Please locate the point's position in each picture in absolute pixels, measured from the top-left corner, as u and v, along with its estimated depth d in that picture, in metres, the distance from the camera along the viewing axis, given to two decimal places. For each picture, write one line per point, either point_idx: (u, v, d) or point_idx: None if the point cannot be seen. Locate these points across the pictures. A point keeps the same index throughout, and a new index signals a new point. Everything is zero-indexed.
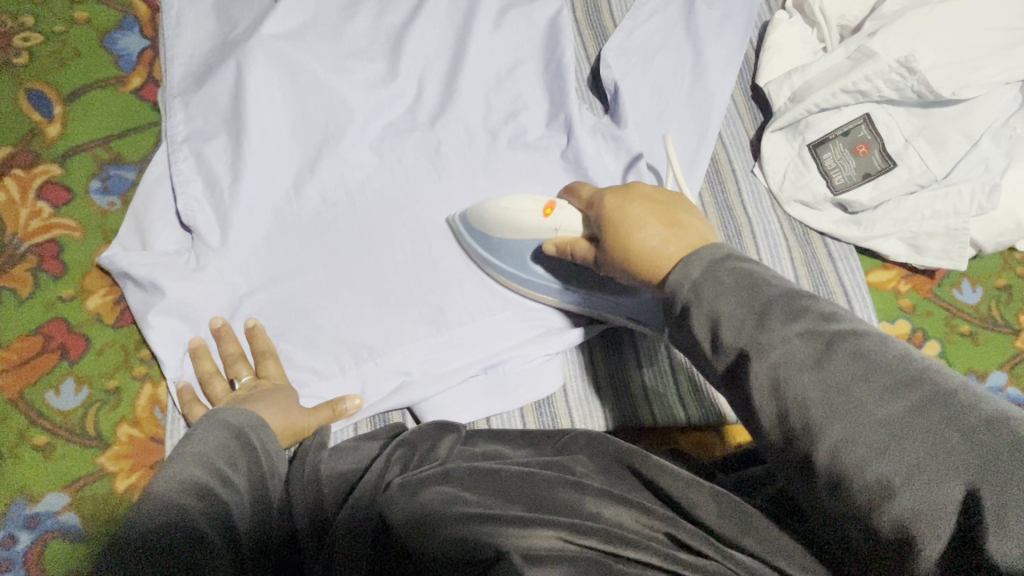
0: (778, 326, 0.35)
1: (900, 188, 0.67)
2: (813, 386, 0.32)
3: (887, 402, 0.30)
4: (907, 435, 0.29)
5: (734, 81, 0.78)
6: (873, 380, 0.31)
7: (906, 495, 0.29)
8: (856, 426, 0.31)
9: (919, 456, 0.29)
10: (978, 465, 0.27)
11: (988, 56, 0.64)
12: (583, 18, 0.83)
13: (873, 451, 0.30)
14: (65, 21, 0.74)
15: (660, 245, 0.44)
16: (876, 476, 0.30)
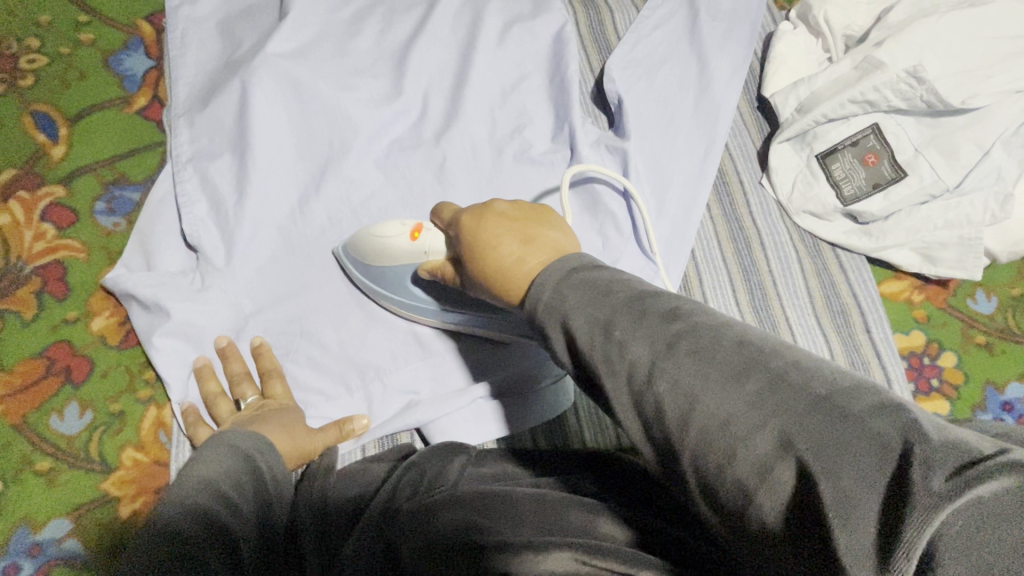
0: (621, 334, 0.32)
1: (911, 198, 0.66)
2: (663, 393, 0.29)
3: (727, 398, 0.27)
4: (749, 432, 0.26)
5: (740, 93, 0.78)
6: (714, 376, 0.28)
7: (762, 499, 0.25)
8: (704, 431, 0.27)
9: (763, 454, 0.25)
10: (819, 449, 0.24)
11: (998, 65, 0.63)
12: (587, 32, 0.83)
13: (722, 454, 0.26)
14: (71, 43, 0.74)
15: (513, 260, 0.40)
16: (731, 484, 0.26)
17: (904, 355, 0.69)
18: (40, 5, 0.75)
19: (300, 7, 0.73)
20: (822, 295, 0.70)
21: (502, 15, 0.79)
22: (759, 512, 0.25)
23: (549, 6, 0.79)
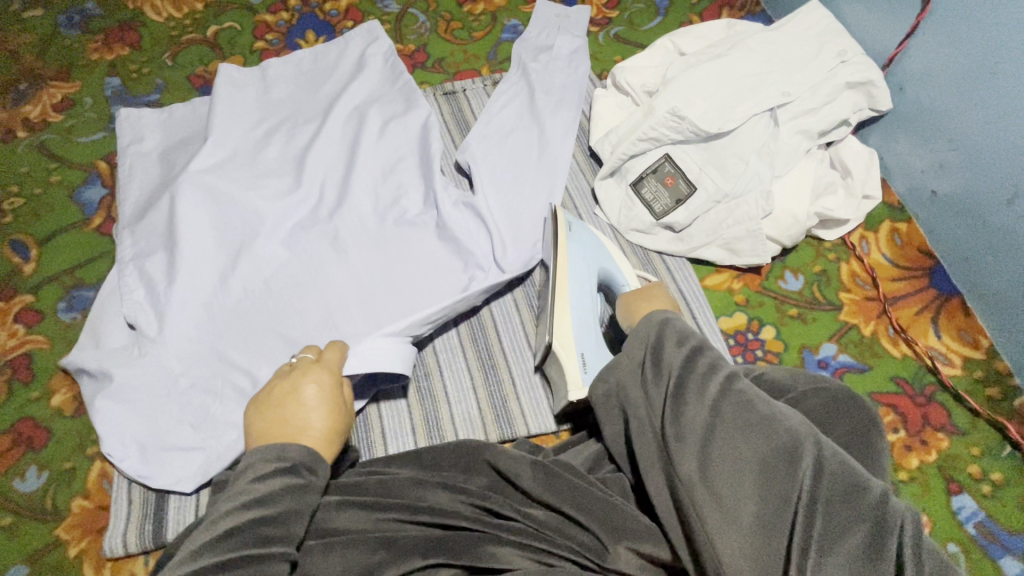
0: (707, 360, 0.53)
1: (703, 205, 0.82)
2: (719, 392, 0.49)
3: (768, 409, 0.47)
4: (779, 424, 0.46)
5: (574, 146, 0.97)
6: (762, 398, 0.49)
7: (769, 464, 0.44)
8: (746, 418, 0.47)
9: (783, 440, 0.45)
10: (820, 456, 0.44)
11: (743, 97, 0.81)
12: (452, 120, 1.04)
13: (747, 433, 0.46)
14: (43, 185, 0.95)
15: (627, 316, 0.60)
16: (740, 449, 0.45)
17: (731, 334, 0.81)
18: (21, 162, 0.97)
19: (219, 134, 0.94)
20: None
21: (381, 113, 0.97)
22: (757, 464, 0.44)
23: (416, 103, 0.99)
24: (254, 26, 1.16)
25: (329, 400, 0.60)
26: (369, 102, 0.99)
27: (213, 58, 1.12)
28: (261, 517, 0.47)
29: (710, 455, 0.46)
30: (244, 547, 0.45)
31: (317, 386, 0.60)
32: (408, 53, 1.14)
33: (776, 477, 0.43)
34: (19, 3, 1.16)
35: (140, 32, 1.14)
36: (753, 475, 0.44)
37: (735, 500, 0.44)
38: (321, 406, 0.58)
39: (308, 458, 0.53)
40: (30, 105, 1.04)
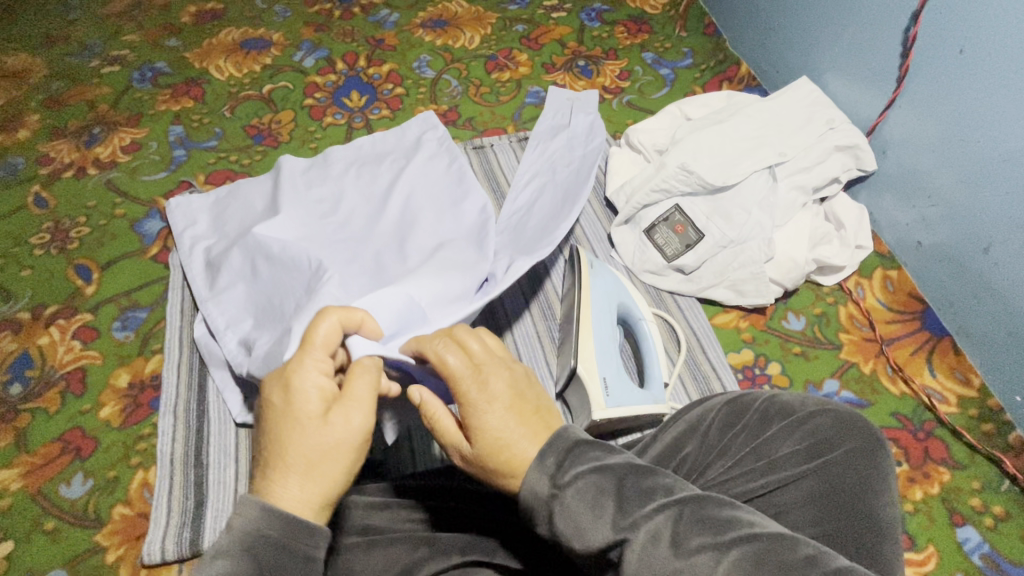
0: (617, 453, 0.48)
1: (711, 250, 0.91)
2: (649, 502, 0.44)
3: (708, 502, 0.44)
4: (737, 530, 0.42)
5: (592, 195, 1.07)
6: (694, 492, 0.45)
7: (740, 562, 0.40)
8: (691, 516, 0.43)
9: (734, 530, 0.42)
10: (781, 540, 0.41)
11: (744, 156, 0.91)
12: (480, 169, 1.14)
13: (712, 546, 0.41)
14: (109, 217, 1.04)
15: (501, 427, 0.49)
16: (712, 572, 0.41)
17: (739, 368, 0.87)
18: (90, 196, 1.07)
19: None
20: (665, 329, 0.89)
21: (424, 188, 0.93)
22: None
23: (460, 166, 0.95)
24: (305, 85, 1.30)
25: (332, 393, 0.50)
26: (415, 172, 0.95)
27: (266, 111, 1.25)
28: None
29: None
30: None
31: (323, 375, 0.50)
32: (441, 112, 1.27)
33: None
34: (99, 61, 1.31)
35: (203, 88, 1.28)
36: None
37: None
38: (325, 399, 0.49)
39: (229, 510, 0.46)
40: (101, 147, 1.15)
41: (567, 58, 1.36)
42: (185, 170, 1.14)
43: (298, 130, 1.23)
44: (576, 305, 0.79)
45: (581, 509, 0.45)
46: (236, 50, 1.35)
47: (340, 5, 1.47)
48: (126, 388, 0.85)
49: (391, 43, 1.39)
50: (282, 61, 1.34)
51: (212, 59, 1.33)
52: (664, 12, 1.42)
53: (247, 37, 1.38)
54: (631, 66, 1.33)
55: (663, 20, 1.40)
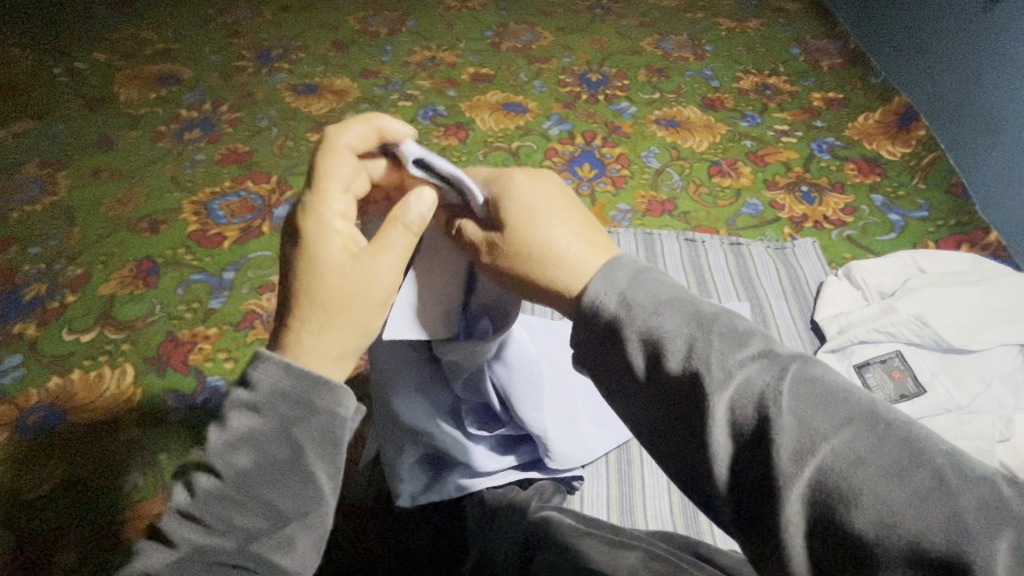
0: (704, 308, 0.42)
1: (931, 408, 0.86)
2: (776, 368, 0.38)
3: (825, 383, 0.37)
4: (854, 404, 0.35)
5: (797, 316, 1.09)
6: (803, 371, 0.37)
7: (844, 444, 0.34)
8: (797, 390, 0.36)
9: (852, 415, 0.35)
10: (905, 432, 0.34)
11: (989, 324, 0.89)
12: (688, 259, 1.21)
13: (837, 420, 0.35)
14: None
15: (548, 241, 0.49)
16: (844, 460, 0.34)
17: None
18: None
19: None
20: None
21: None
22: (867, 498, 0.32)
23: None
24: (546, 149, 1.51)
25: (354, 240, 0.49)
26: None
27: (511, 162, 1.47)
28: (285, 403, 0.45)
29: (804, 476, 0.34)
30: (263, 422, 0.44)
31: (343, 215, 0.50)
32: (659, 200, 1.38)
33: (868, 450, 0.33)
34: (397, 96, 1.68)
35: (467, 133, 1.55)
36: (831, 483, 0.33)
37: (842, 490, 0.33)
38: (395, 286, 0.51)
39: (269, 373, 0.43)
40: None
41: (790, 180, 1.41)
42: None
43: None
44: None
45: (682, 331, 0.40)
46: (499, 110, 1.64)
47: (589, 92, 1.73)
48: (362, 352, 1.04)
49: (627, 130, 1.57)
50: (532, 126, 1.59)
51: (479, 112, 1.62)
52: (902, 160, 1.44)
53: (509, 101, 1.68)
54: (857, 203, 1.34)
55: (900, 168, 1.42)
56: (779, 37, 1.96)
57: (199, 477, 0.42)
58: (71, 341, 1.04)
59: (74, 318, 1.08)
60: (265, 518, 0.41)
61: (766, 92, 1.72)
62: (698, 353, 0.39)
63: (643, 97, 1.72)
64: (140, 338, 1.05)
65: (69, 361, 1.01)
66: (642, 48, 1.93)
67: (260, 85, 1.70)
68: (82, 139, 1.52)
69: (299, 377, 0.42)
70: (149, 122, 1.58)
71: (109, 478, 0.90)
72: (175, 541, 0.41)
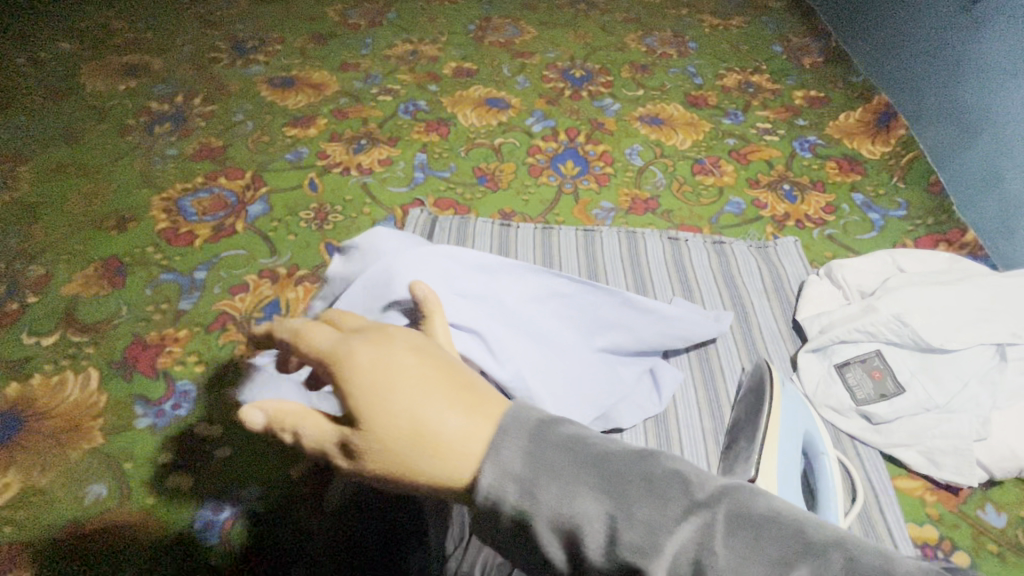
0: (600, 445, 0.34)
1: (910, 408, 0.88)
2: (593, 471, 0.32)
3: (748, 505, 0.31)
4: (787, 531, 0.30)
5: (779, 315, 1.09)
6: (720, 498, 0.31)
7: None
8: (727, 532, 0.30)
9: (790, 549, 0.29)
10: (847, 548, 0.29)
11: (967, 324, 0.89)
12: (672, 258, 1.20)
13: (784, 564, 0.28)
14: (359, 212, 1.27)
15: (405, 403, 0.34)
16: (701, 561, 0.30)
17: (919, 543, 0.84)
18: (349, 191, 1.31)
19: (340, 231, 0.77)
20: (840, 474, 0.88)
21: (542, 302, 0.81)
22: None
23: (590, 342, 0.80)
24: (529, 146, 1.49)
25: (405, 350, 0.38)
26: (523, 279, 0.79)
27: (493, 159, 1.45)
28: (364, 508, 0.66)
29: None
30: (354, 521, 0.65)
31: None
32: (643, 198, 1.37)
33: None
34: (377, 90, 1.64)
35: (449, 129, 1.52)
36: None
37: None
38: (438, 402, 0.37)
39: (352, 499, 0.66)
40: (364, 155, 1.42)
41: (773, 179, 1.41)
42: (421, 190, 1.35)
43: (516, 181, 1.40)
44: (767, 421, 0.79)
45: (603, 510, 0.31)
46: (482, 105, 1.61)
47: (572, 88, 1.71)
48: None
49: (610, 128, 1.56)
50: (515, 122, 1.57)
51: (461, 108, 1.59)
52: (881, 160, 1.46)
53: (491, 97, 1.65)
54: (839, 202, 1.35)
55: (880, 168, 1.43)
56: (761, 35, 1.96)
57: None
58: (30, 344, 0.99)
59: (35, 320, 1.03)
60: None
61: (749, 90, 1.72)
62: (540, 505, 0.32)
63: (627, 94, 1.70)
64: (106, 341, 1.00)
65: (28, 366, 0.96)
66: (625, 45, 1.92)
67: (235, 77, 1.65)
68: (45, 133, 1.46)
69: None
70: (117, 116, 1.52)
71: (70, 488, 0.85)
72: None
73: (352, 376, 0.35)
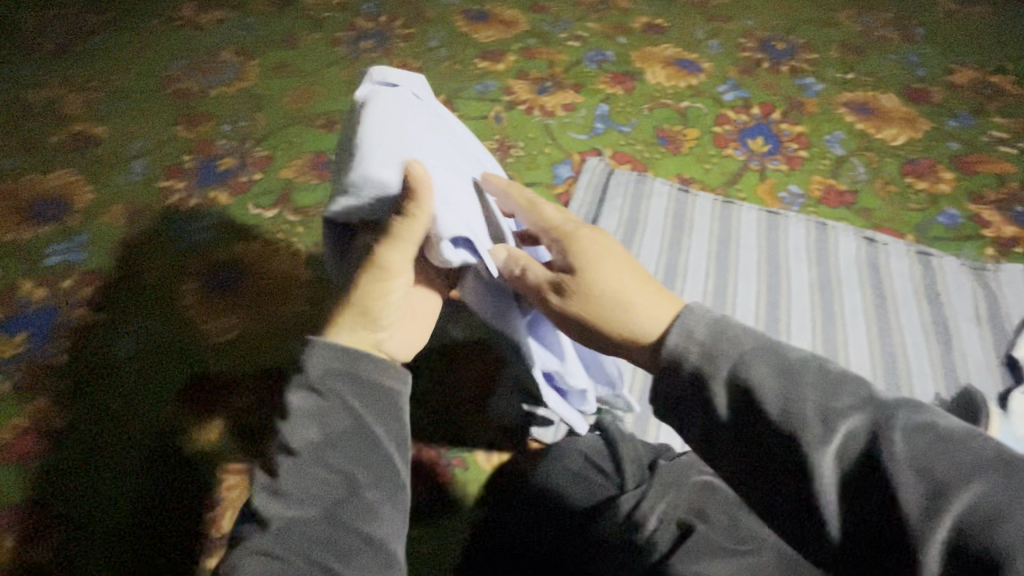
0: (730, 323, 0.50)
1: None
2: (704, 322, 0.50)
3: (831, 374, 0.45)
4: (858, 394, 0.44)
5: (990, 346, 0.97)
6: (810, 368, 0.46)
7: (866, 441, 0.42)
8: (816, 392, 0.44)
9: (860, 408, 0.43)
10: (908, 418, 0.42)
11: None
12: (867, 259, 1.09)
13: (849, 411, 0.43)
14: (538, 151, 1.29)
15: (609, 280, 0.58)
16: (797, 400, 0.44)
17: None
18: (532, 130, 1.33)
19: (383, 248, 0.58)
20: None
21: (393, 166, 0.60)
22: (829, 429, 0.43)
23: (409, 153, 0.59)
24: (717, 114, 1.41)
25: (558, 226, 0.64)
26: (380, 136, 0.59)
27: (677, 122, 1.39)
28: (330, 443, 0.54)
29: (778, 419, 0.44)
30: (310, 479, 0.53)
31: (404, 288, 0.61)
32: (838, 190, 1.25)
33: (882, 441, 0.41)
34: (567, 34, 1.62)
35: (635, 84, 1.48)
36: (861, 471, 0.42)
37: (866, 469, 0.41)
38: (581, 300, 0.59)
39: (301, 431, 0.54)
40: (548, 97, 1.42)
41: (1003, 196, 1.22)
42: (600, 140, 1.34)
43: (699, 148, 1.33)
44: None
45: (733, 358, 0.47)
46: (671, 65, 1.54)
47: (771, 61, 1.58)
48: None
49: (811, 109, 1.43)
50: (705, 87, 1.48)
51: (650, 65, 1.54)
52: None
53: (682, 58, 1.57)
54: None
55: None
56: (1012, 31, 1.67)
57: (285, 464, 0.53)
58: (255, 214, 1.13)
59: (260, 195, 1.17)
60: (360, 540, 0.52)
61: (987, 92, 1.48)
62: (720, 364, 0.47)
63: (834, 75, 1.54)
64: (312, 224, 1.12)
65: (252, 232, 1.10)
66: (838, 21, 1.73)
67: (434, 5, 1.71)
68: (272, 33, 1.61)
69: (338, 363, 0.56)
70: (330, 27, 1.64)
71: (276, 343, 0.97)
72: (267, 518, 0.52)
73: (575, 252, 0.61)
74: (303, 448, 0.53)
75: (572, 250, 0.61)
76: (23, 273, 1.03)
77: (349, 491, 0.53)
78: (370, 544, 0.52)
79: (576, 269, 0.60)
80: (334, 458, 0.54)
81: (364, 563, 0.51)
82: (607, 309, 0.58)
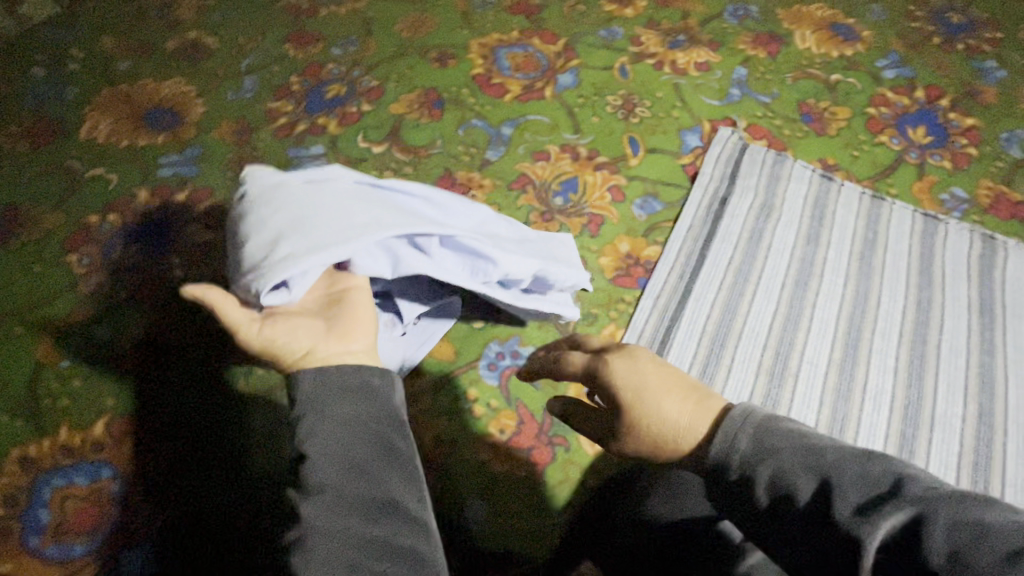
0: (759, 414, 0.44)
1: None
2: (744, 431, 0.43)
3: (873, 463, 0.39)
4: (898, 483, 0.38)
5: None
6: (849, 455, 0.40)
7: (912, 531, 0.35)
8: (854, 478, 0.38)
9: (905, 499, 0.36)
10: (967, 513, 0.34)
11: None
12: None
13: (892, 502, 0.37)
14: (665, 113, 1.16)
15: (655, 409, 0.48)
16: (833, 490, 0.38)
17: None
18: (660, 88, 1.20)
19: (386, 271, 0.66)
20: None
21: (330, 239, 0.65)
22: (869, 523, 0.36)
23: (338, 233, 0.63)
24: (873, 93, 1.23)
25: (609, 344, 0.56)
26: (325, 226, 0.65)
27: (825, 97, 1.22)
28: (339, 429, 0.51)
29: (812, 512, 0.39)
30: (326, 464, 0.49)
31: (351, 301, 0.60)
32: (1011, 200, 1.08)
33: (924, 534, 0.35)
34: None
35: (780, 48, 1.30)
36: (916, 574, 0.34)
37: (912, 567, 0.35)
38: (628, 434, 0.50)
39: (308, 432, 0.50)
40: (681, 52, 1.27)
41: None
42: (735, 108, 1.19)
43: (848, 130, 1.17)
44: None
45: (768, 449, 0.41)
46: (825, 29, 1.34)
47: (945, 35, 1.35)
48: (624, 255, 0.97)
49: (988, 100, 1.23)
50: (862, 60, 1.29)
51: (800, 27, 1.34)
52: None
53: (838, 22, 1.36)
54: None
55: None
56: None
57: (302, 474, 0.49)
58: (363, 148, 1.09)
59: (368, 128, 1.11)
60: (387, 506, 0.49)
61: None
62: (750, 458, 0.42)
63: (1020, 61, 1.30)
64: (421, 168, 1.06)
65: (360, 168, 1.06)
66: None
67: None
68: None
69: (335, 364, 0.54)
70: None
71: None
72: (299, 514, 0.48)
73: (615, 376, 0.51)
74: (315, 445, 0.50)
75: (615, 367, 0.52)
76: (139, 180, 1.03)
77: (362, 465, 0.50)
78: (396, 510, 0.49)
79: (620, 392, 0.51)
80: (351, 438, 0.51)
81: (399, 527, 0.48)
82: (666, 442, 0.48)
